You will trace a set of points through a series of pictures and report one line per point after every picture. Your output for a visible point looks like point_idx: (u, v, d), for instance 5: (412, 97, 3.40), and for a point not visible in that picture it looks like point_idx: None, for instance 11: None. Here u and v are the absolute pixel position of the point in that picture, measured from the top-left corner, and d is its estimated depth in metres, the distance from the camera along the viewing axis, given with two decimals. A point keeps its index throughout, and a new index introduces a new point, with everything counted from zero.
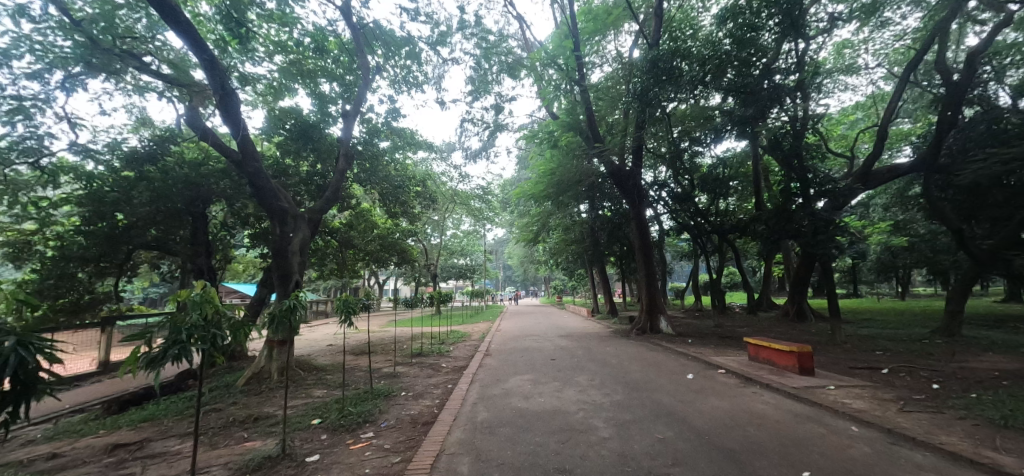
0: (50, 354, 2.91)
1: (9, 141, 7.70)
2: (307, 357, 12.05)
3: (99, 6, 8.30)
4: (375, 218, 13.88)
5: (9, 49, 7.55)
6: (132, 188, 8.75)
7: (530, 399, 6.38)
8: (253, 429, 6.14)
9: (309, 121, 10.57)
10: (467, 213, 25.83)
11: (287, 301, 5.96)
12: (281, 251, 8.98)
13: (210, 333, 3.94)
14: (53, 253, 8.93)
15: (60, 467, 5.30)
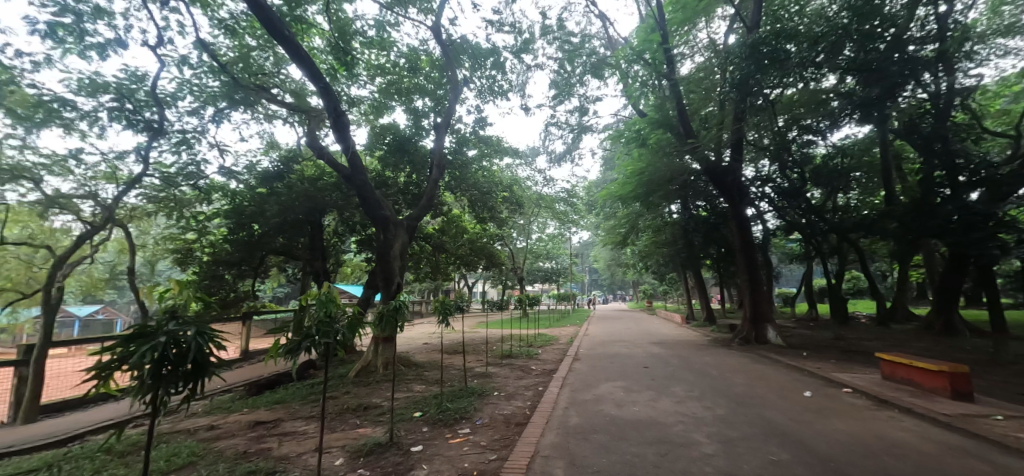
0: (219, 342, 3.55)
1: (177, 167, 9.33)
2: (405, 354, 12.96)
3: (239, 50, 9.77)
4: (465, 224, 14.59)
5: (176, 93, 9.15)
6: (265, 203, 10.10)
7: (624, 407, 6.37)
8: (364, 417, 6.82)
9: (405, 135, 11.41)
10: (552, 216, 26.02)
11: (393, 301, 6.56)
12: (384, 255, 9.79)
13: (334, 329, 4.50)
14: (207, 258, 10.64)
15: (216, 437, 6.31)
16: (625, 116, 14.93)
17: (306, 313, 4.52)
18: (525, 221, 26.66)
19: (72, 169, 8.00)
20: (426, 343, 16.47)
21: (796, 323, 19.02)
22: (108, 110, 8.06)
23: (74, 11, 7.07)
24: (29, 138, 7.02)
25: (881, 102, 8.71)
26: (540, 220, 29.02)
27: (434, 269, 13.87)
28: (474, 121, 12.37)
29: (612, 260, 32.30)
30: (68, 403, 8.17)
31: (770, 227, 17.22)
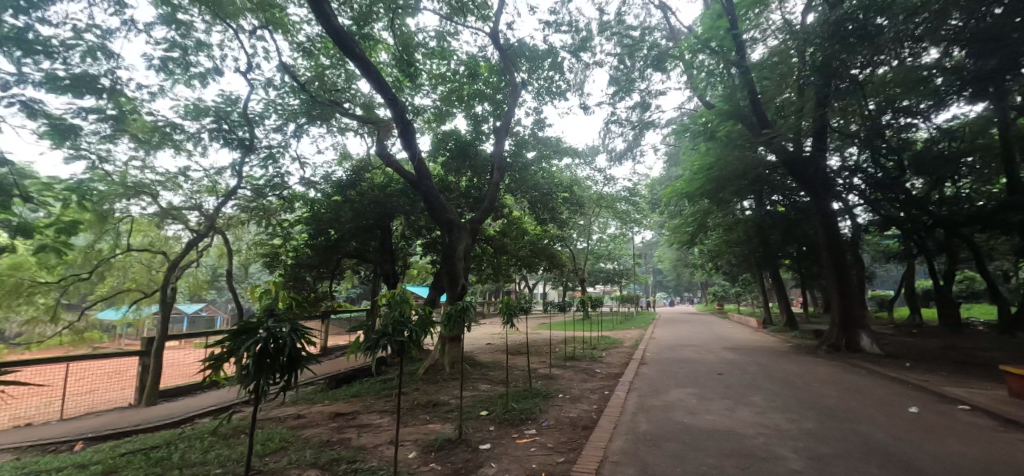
0: (310, 340, 3.96)
1: (265, 179, 10.33)
2: (471, 354, 13.42)
3: (315, 70, 10.62)
4: (525, 226, 14.86)
5: (263, 113, 10.12)
6: (340, 210, 10.88)
7: (697, 416, 6.28)
8: (434, 413, 7.22)
9: (466, 140, 11.87)
10: (614, 216, 25.69)
11: (461, 302, 6.88)
12: (450, 257, 10.23)
13: (408, 328, 4.89)
14: (291, 261, 11.67)
15: (301, 425, 6.96)
16: (690, 109, 14.48)
17: (386, 313, 4.95)
18: (586, 222, 26.52)
19: (181, 185, 9.09)
20: (489, 343, 16.91)
21: (894, 330, 17.44)
22: (208, 131, 9.07)
23: (180, 46, 8.04)
24: (148, 158, 8.08)
25: (999, 77, 7.41)
26: (601, 220, 28.73)
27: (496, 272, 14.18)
28: (534, 123, 12.60)
29: (678, 261, 31.30)
30: (178, 389, 9.27)
31: (862, 223, 15.88)
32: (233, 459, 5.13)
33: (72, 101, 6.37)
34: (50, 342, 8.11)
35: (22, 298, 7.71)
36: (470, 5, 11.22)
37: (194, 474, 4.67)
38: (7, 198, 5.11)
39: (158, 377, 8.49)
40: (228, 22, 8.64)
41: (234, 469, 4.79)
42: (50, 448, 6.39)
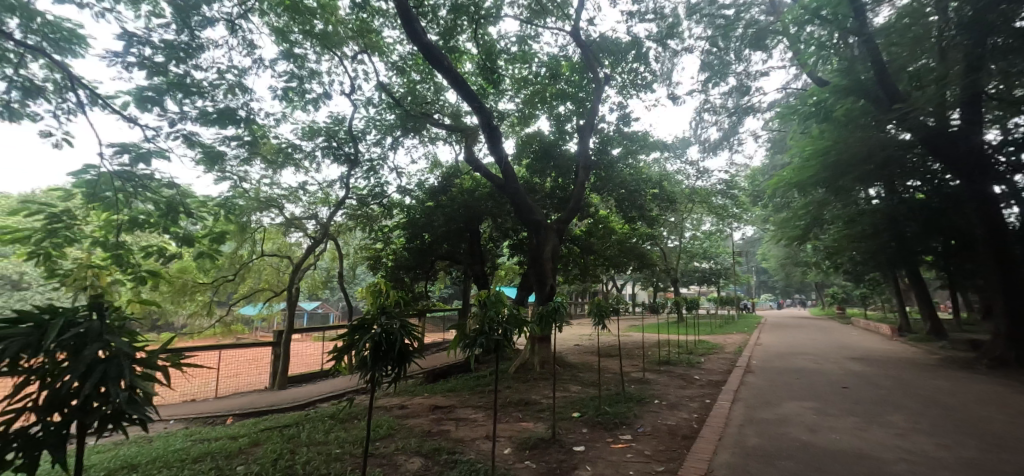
0: (417, 335, 4.40)
1: (368, 189, 11.41)
2: (561, 354, 13.64)
3: (408, 85, 11.50)
4: (613, 225, 14.75)
5: (364, 129, 11.16)
6: (434, 215, 11.63)
7: (818, 433, 5.85)
8: (526, 412, 7.53)
9: (550, 141, 12.16)
10: (709, 211, 24.45)
11: (554, 303, 7.05)
12: (537, 258, 10.54)
13: (502, 327, 5.23)
14: (390, 264, 12.71)
15: (406, 415, 7.63)
16: (793, 91, 13.41)
17: (485, 311, 5.33)
18: (678, 218, 25.52)
19: (301, 198, 10.36)
20: (578, 344, 16.96)
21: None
22: (321, 149, 10.24)
23: (297, 76, 9.20)
24: (275, 175, 9.35)
25: None
26: (695, 215, 27.45)
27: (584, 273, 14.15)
28: (618, 118, 12.51)
29: (785, 258, 28.91)
30: (301, 377, 10.55)
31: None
32: (350, 442, 5.77)
33: (220, 131, 7.60)
34: (205, 334, 9.67)
35: (186, 295, 9.29)
36: (550, 6, 11.47)
37: (319, 452, 5.38)
38: (177, 215, 6.26)
39: (286, 366, 9.74)
40: (334, 51, 9.69)
41: (351, 450, 5.41)
42: (209, 421, 7.67)
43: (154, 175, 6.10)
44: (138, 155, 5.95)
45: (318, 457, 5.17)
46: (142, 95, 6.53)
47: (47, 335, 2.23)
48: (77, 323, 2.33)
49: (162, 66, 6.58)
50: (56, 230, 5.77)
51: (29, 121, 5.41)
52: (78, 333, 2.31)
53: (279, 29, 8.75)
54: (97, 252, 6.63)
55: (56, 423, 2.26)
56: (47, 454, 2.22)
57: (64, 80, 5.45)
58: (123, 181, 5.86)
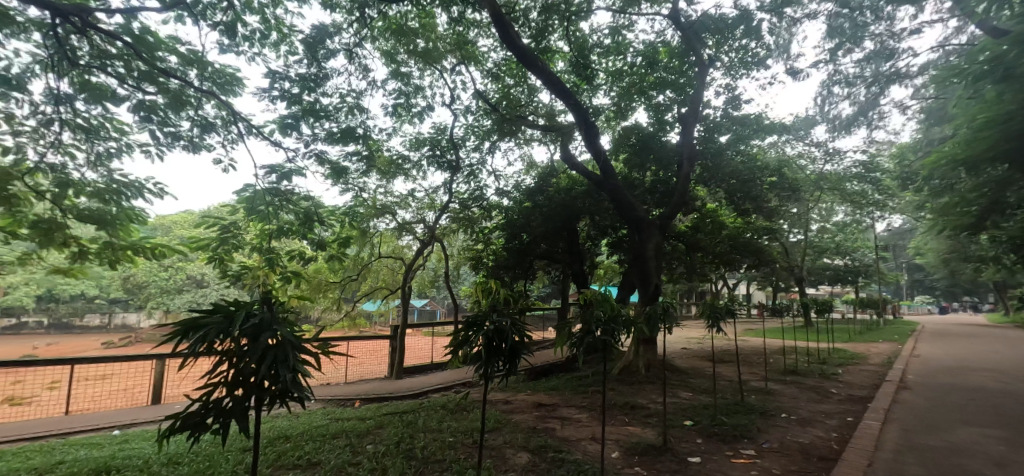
0: (529, 334, 4.60)
1: (469, 193, 12.13)
2: (670, 358, 13.25)
3: (502, 90, 11.96)
4: (724, 219, 13.89)
5: (463, 135, 11.88)
6: (532, 216, 11.97)
7: (1006, 468, 4.98)
8: (632, 415, 7.50)
9: (649, 133, 11.81)
10: (842, 199, 21.78)
11: (661, 303, 6.92)
12: (641, 256, 10.45)
13: (610, 327, 5.30)
14: (491, 263, 13.37)
15: (511, 410, 8.03)
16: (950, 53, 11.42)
17: (587, 311, 5.47)
18: (803, 209, 23.13)
19: (411, 204, 11.33)
20: (689, 348, 16.28)
21: None
22: (427, 158, 11.12)
23: (404, 92, 10.08)
24: (389, 185, 10.36)
25: None
26: (823, 204, 24.67)
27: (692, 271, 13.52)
28: (727, 102, 11.55)
29: (947, 252, 24.66)
30: (415, 369, 11.54)
31: None
32: (461, 432, 6.27)
33: (343, 148, 8.64)
34: (336, 327, 11.01)
35: (321, 292, 10.71)
36: None
37: (434, 439, 5.91)
38: (313, 223, 7.30)
39: (403, 359, 10.71)
40: (435, 66, 10.42)
41: (462, 439, 5.89)
42: (341, 404, 8.77)
43: (295, 190, 7.16)
44: (282, 174, 7.04)
45: (434, 443, 5.70)
46: (284, 122, 7.69)
47: (234, 323, 2.83)
48: (253, 314, 2.91)
49: (297, 96, 7.67)
50: (226, 238, 7.09)
51: (206, 152, 6.68)
52: (254, 323, 2.87)
53: (387, 52, 9.69)
54: (255, 257, 7.95)
55: (239, 397, 2.85)
56: (234, 425, 2.84)
57: (228, 115, 6.63)
58: (273, 197, 6.99)
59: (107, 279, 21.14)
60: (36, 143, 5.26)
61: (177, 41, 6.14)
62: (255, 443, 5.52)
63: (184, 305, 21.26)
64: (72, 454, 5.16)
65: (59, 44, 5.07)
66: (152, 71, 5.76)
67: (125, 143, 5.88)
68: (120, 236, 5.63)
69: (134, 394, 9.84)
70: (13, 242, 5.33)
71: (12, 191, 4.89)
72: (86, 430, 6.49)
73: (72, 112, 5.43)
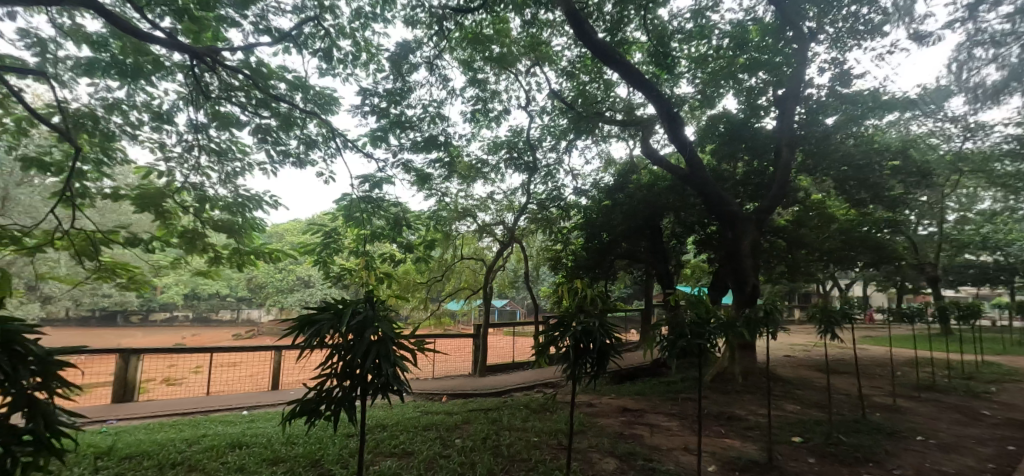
0: (620, 335, 4.56)
1: (547, 193, 12.22)
2: (770, 367, 12.39)
3: (575, 88, 11.75)
4: (833, 211, 12.54)
5: (539, 137, 11.99)
6: (612, 214, 11.75)
7: None
8: (729, 427, 7.13)
9: (740, 119, 10.54)
10: (992, 183, 18.47)
11: (762, 306, 6.43)
12: (735, 254, 9.94)
13: (706, 331, 5.10)
14: (570, 263, 13.38)
15: (597, 412, 8.00)
16: None
17: (674, 315, 5.35)
18: (937, 196, 20.03)
19: (490, 207, 11.74)
20: (793, 356, 15.06)
21: None
22: (505, 160, 11.43)
23: (482, 99, 10.47)
24: (469, 189, 10.84)
25: None
26: (964, 189, 21.15)
27: (795, 270, 12.41)
28: (834, 79, 9.61)
29: None
30: (499, 367, 11.91)
31: None
32: (545, 432, 6.42)
33: (427, 156, 9.19)
34: (424, 324, 11.64)
35: (410, 290, 11.36)
36: None
37: (519, 438, 6.11)
38: (401, 228, 7.84)
39: (486, 357, 11.11)
40: (510, 69, 10.73)
41: (547, 440, 6.05)
42: (429, 398, 9.38)
43: (385, 197, 7.76)
44: (374, 183, 7.67)
45: (519, 442, 5.91)
46: (375, 135, 8.37)
47: (343, 320, 3.21)
48: (359, 312, 3.28)
49: (385, 110, 8.30)
50: (328, 244, 7.86)
51: (310, 166, 7.46)
52: (359, 319, 3.24)
53: (464, 60, 10.13)
54: (353, 260, 8.71)
55: (347, 387, 3.24)
56: (345, 412, 3.21)
57: (328, 132, 7.37)
58: (365, 203, 7.59)
59: (234, 279, 24.18)
60: (182, 167, 6.25)
61: (286, 69, 6.93)
62: (358, 430, 6.10)
63: (296, 302, 23.68)
64: (212, 428, 6.07)
65: (195, 81, 5.98)
66: (266, 98, 6.60)
67: (248, 162, 6.78)
68: (245, 243, 6.51)
69: (257, 379, 11.24)
70: (166, 249, 6.39)
71: (166, 207, 5.91)
72: (222, 409, 7.57)
73: (207, 139, 6.39)
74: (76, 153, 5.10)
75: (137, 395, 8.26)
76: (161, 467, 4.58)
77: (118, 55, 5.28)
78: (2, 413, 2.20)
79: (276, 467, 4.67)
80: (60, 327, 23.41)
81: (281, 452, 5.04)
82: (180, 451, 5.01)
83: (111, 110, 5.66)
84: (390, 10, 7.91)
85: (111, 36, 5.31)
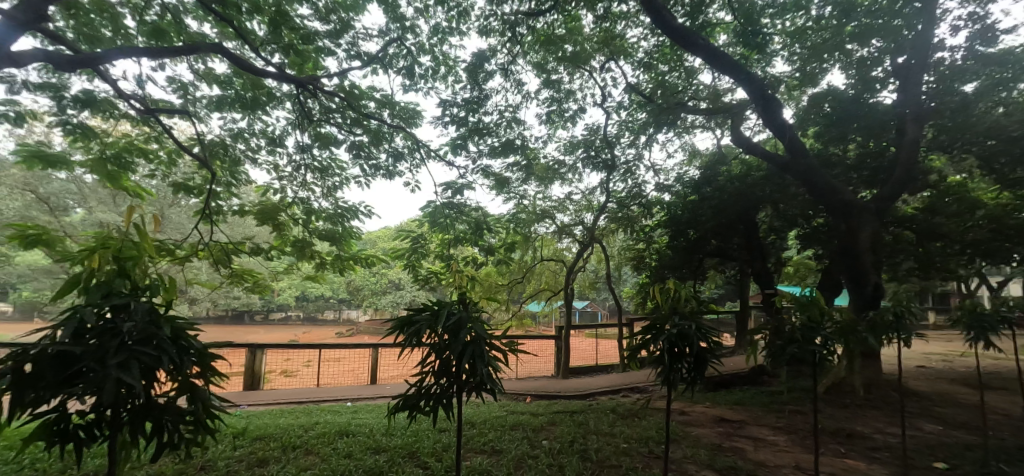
0: (717, 339, 4.25)
1: (628, 192, 11.90)
2: (898, 378, 10.98)
3: (653, 79, 10.68)
4: (979, 194, 10.68)
5: (617, 135, 11.74)
6: (700, 209, 11.11)
7: None
8: (850, 447, 6.35)
9: (849, 96, 8.62)
10: None
11: (891, 310, 5.84)
12: (851, 249, 8.94)
13: (820, 335, 4.63)
14: (655, 263, 12.92)
15: (691, 421, 7.59)
16: None
17: (777, 320, 4.97)
18: None
19: (569, 208, 11.80)
20: (928, 368, 13.23)
21: None
22: (582, 160, 11.43)
23: (556, 99, 10.58)
24: (546, 190, 10.98)
25: None
26: None
27: (927, 266, 10.81)
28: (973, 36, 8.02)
29: None
30: (582, 370, 11.91)
31: None
32: (635, 439, 6.34)
33: (504, 160, 9.47)
34: (507, 325, 11.87)
35: (493, 290, 11.65)
36: None
37: (606, 444, 6.08)
38: (482, 231, 8.15)
39: (569, 360, 11.15)
40: (583, 67, 10.69)
41: (637, 447, 5.97)
42: (514, 398, 9.63)
43: (466, 202, 8.12)
44: (455, 189, 8.07)
45: (608, 447, 5.92)
46: (455, 143, 8.80)
47: (439, 320, 3.45)
48: (453, 313, 3.51)
49: (463, 119, 8.71)
50: (416, 248, 8.46)
51: (399, 177, 8.04)
52: (454, 320, 3.47)
53: (538, 63, 10.33)
54: (439, 264, 9.15)
55: (446, 383, 3.53)
56: (444, 408, 3.47)
57: (412, 144, 7.90)
58: (448, 208, 7.98)
59: (336, 282, 26.45)
60: (292, 184, 7.05)
61: (374, 89, 7.55)
62: (449, 426, 6.46)
63: (390, 303, 25.21)
64: (322, 417, 6.75)
65: (300, 107, 6.75)
66: (359, 116, 7.23)
67: (345, 177, 7.48)
68: (345, 250, 7.18)
69: (357, 374, 12.24)
70: (281, 256, 7.23)
71: (280, 219, 6.72)
72: (330, 400, 8.38)
73: (311, 157, 7.13)
74: (211, 177, 5.98)
75: (262, 385, 9.41)
76: (284, 448, 5.22)
77: (240, 90, 6.11)
78: (175, 395, 2.71)
79: (379, 455, 5.13)
80: (204, 326, 27.36)
81: (382, 442, 5.51)
82: (298, 436, 5.66)
83: (235, 138, 6.54)
84: (465, 22, 8.24)
85: (233, 74, 6.13)
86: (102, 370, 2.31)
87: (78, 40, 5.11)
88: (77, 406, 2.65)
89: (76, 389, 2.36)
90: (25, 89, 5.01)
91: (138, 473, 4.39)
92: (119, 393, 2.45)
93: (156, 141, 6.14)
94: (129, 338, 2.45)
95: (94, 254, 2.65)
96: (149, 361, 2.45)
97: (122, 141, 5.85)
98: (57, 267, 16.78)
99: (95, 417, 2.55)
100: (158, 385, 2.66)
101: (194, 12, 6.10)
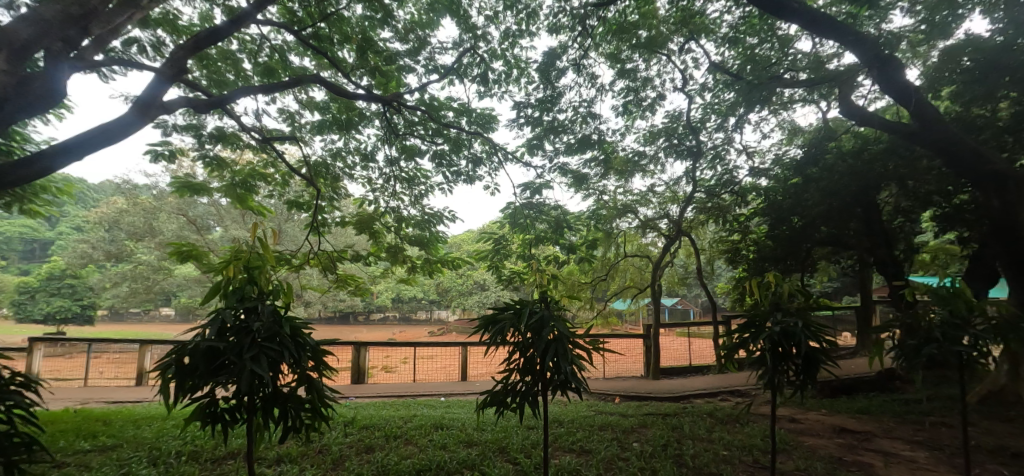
0: (825, 339, 3.90)
1: (717, 179, 11.28)
2: None
3: (741, 55, 9.98)
4: None
5: (702, 119, 11.15)
6: (805, 193, 10.15)
7: None
8: (1014, 468, 5.48)
9: (998, 43, 7.16)
10: None
11: None
12: (1008, 230, 7.62)
13: (968, 335, 4.11)
14: (752, 255, 12.10)
15: (805, 431, 7.01)
16: None
17: (910, 317, 4.50)
18: None
19: (652, 201, 11.51)
20: None
21: None
22: (664, 149, 11.07)
23: (633, 89, 10.37)
24: (627, 183, 10.82)
25: None
26: None
27: None
28: None
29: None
30: (673, 370, 11.57)
31: None
32: (735, 445, 6.06)
33: (582, 156, 9.49)
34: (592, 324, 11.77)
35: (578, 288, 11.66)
36: None
37: (702, 449, 5.88)
38: (563, 230, 8.26)
39: (659, 360, 10.85)
40: (661, 51, 10.31)
41: (740, 455, 5.70)
42: (603, 398, 9.62)
43: (545, 201, 8.29)
44: (534, 189, 8.26)
45: (706, 453, 5.73)
46: (531, 144, 9.01)
47: (523, 318, 3.62)
48: (535, 312, 3.67)
49: (538, 119, 8.87)
50: (498, 250, 8.79)
51: (479, 181, 8.39)
52: (536, 318, 3.62)
53: (611, 54, 10.16)
54: (523, 264, 9.35)
55: (529, 382, 3.70)
56: (529, 407, 3.60)
57: (490, 148, 8.22)
58: (530, 209, 8.16)
59: (427, 284, 27.93)
60: (384, 195, 7.66)
61: (452, 99, 7.95)
62: (538, 423, 6.66)
63: (477, 304, 26.21)
64: (420, 411, 7.25)
65: (388, 123, 7.36)
66: (440, 127, 7.65)
67: (430, 185, 7.98)
68: (432, 254, 7.64)
69: (449, 371, 12.92)
70: (378, 261, 7.87)
71: (376, 229, 7.35)
72: (425, 396, 8.93)
73: (399, 169, 7.71)
74: (317, 193, 6.70)
75: (367, 380, 10.29)
76: (387, 437, 5.73)
77: (336, 113, 6.78)
78: (295, 385, 3.13)
79: (471, 449, 5.43)
80: (318, 327, 30.40)
81: (474, 436, 5.81)
82: (399, 427, 6.16)
83: (335, 157, 7.26)
84: (534, 23, 8.40)
85: (329, 100, 6.81)
86: (240, 362, 2.78)
87: (209, 85, 6.04)
88: (222, 394, 3.15)
89: (220, 379, 2.84)
90: (174, 131, 5.97)
91: (269, 453, 5.07)
92: (253, 383, 2.90)
93: (272, 166, 6.97)
94: (258, 335, 2.90)
95: (229, 264, 3.13)
96: (274, 355, 2.89)
97: (248, 168, 6.71)
98: (204, 276, 19.59)
99: (236, 402, 3.03)
100: (281, 376, 3.10)
101: (296, 49, 6.89)
